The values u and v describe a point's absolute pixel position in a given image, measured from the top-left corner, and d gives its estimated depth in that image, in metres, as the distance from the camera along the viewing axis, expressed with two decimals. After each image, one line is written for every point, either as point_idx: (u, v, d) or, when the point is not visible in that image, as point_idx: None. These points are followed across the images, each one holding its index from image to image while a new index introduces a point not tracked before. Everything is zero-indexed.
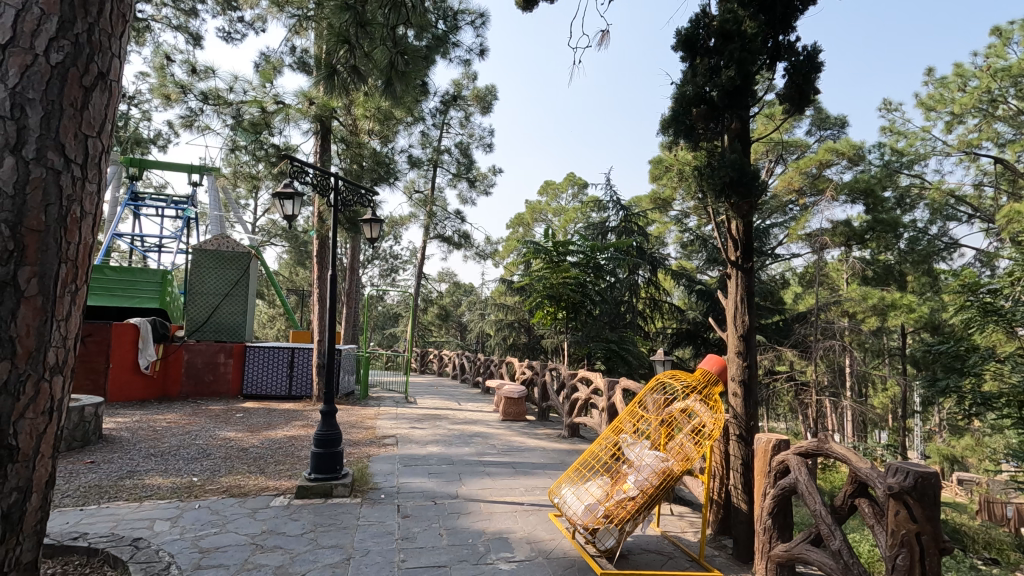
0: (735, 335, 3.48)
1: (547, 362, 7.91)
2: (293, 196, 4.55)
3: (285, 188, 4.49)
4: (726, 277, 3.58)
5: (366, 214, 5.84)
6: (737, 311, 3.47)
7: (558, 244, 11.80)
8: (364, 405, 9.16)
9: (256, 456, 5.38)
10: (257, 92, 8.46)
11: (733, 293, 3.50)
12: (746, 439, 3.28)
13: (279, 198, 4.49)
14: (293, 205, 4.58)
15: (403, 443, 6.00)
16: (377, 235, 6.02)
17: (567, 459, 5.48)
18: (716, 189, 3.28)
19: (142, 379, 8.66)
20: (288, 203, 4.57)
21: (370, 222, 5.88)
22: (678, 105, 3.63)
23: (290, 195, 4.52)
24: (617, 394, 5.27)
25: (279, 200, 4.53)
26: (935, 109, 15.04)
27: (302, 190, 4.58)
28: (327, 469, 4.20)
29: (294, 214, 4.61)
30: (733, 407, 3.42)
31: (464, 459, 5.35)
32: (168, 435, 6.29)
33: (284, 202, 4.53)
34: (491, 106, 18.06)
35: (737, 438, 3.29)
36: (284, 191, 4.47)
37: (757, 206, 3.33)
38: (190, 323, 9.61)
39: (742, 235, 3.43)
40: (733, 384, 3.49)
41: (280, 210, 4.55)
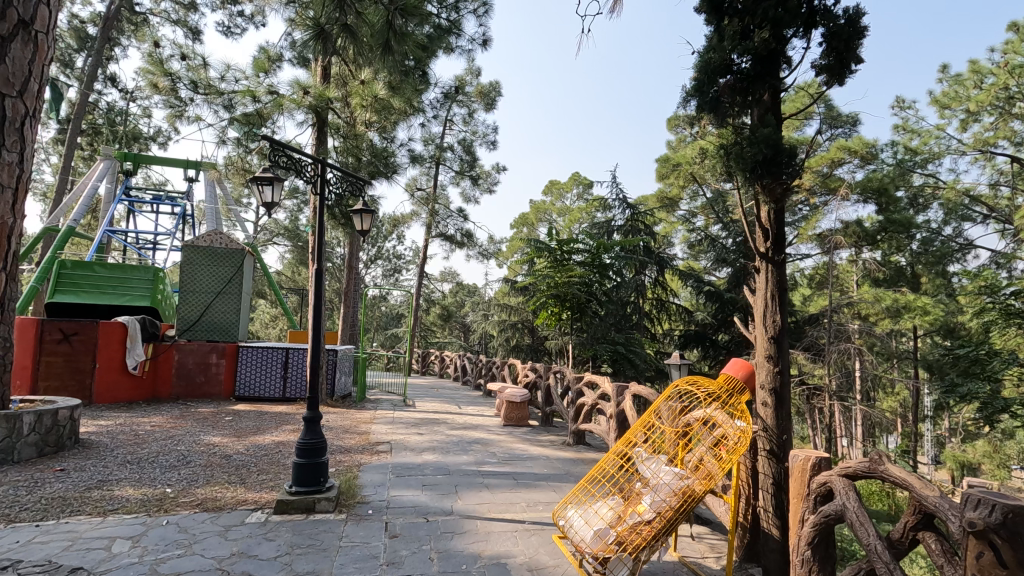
0: (765, 337, 3.11)
1: (551, 365, 7.53)
2: (274, 182, 4.12)
3: (263, 171, 4.07)
4: (755, 271, 3.21)
5: (358, 206, 5.44)
6: (768, 309, 3.11)
7: (562, 242, 11.45)
8: (361, 407, 8.81)
9: (240, 463, 5.02)
10: (249, 81, 8.10)
11: (763, 289, 3.14)
12: (776, 455, 2.93)
13: (255, 183, 4.06)
14: (274, 192, 4.15)
15: (398, 450, 5.63)
16: (369, 227, 5.64)
17: (573, 469, 5.09)
18: (746, 170, 2.90)
19: (130, 379, 8.34)
20: (267, 190, 4.15)
21: (364, 214, 5.49)
22: (700, 77, 3.27)
23: (268, 179, 4.08)
24: (629, 400, 4.85)
25: (256, 184, 4.09)
26: (950, 107, 14.51)
27: (283, 174, 4.15)
28: (310, 480, 3.84)
29: (273, 201, 4.17)
30: (762, 418, 3.04)
31: (462, 469, 4.97)
32: (150, 440, 5.95)
33: (262, 188, 4.10)
34: (495, 102, 17.69)
35: (767, 454, 2.92)
36: (262, 175, 4.04)
37: (792, 189, 2.96)
38: (182, 322, 9.23)
39: (773, 224, 3.08)
40: (762, 393, 3.13)
41: (257, 196, 4.11)
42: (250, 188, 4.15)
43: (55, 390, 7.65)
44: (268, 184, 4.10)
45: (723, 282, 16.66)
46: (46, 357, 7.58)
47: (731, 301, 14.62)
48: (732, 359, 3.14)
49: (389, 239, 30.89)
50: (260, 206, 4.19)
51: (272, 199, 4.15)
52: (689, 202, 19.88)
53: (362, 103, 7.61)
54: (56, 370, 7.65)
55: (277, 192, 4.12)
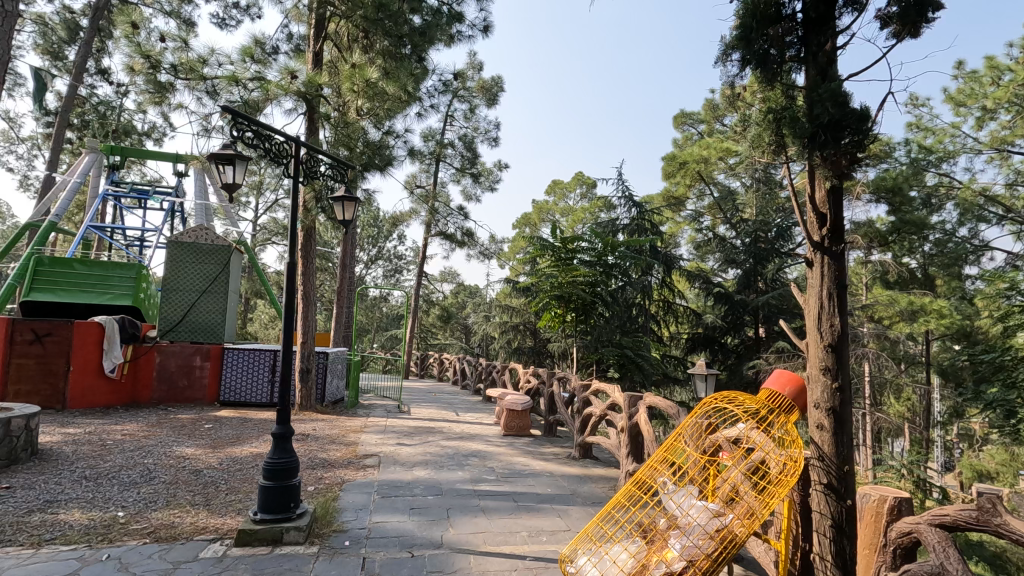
0: (819, 345, 2.64)
1: (555, 370, 7.02)
2: (235, 161, 3.57)
3: (223, 147, 3.53)
4: (808, 264, 2.77)
5: (340, 192, 4.86)
6: (825, 310, 2.64)
7: (568, 240, 10.95)
8: (353, 414, 8.29)
9: (209, 480, 4.50)
10: (235, 67, 7.62)
11: (819, 285, 2.68)
12: (835, 490, 2.44)
13: (213, 161, 3.52)
14: (236, 172, 3.60)
15: (386, 465, 5.11)
16: (351, 217, 5.05)
17: (580, 489, 4.56)
18: (803, 137, 2.54)
19: (107, 383, 7.85)
20: (228, 169, 3.61)
21: (346, 201, 4.92)
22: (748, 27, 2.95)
23: (229, 158, 3.54)
24: (645, 412, 4.32)
25: (214, 163, 3.56)
26: (965, 104, 13.77)
27: (247, 152, 3.61)
28: (278, 506, 3.32)
29: (235, 183, 3.63)
30: (817, 443, 2.57)
31: (456, 489, 4.44)
32: (117, 451, 5.44)
33: (220, 168, 3.55)
34: (498, 97, 17.21)
35: (824, 490, 2.44)
36: (220, 153, 3.50)
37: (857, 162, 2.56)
38: (163, 322, 8.71)
39: (830, 206, 2.69)
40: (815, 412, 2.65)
41: (215, 176, 3.57)
42: (207, 166, 3.61)
43: (26, 394, 7.21)
44: (228, 163, 3.56)
45: (731, 284, 16.12)
46: (17, 359, 7.16)
47: (742, 303, 14.11)
48: (774, 370, 2.68)
49: (390, 238, 30.44)
50: (221, 189, 3.65)
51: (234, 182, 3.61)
52: (696, 201, 19.37)
53: (352, 89, 7.10)
54: (28, 373, 7.22)
55: (239, 173, 3.57)
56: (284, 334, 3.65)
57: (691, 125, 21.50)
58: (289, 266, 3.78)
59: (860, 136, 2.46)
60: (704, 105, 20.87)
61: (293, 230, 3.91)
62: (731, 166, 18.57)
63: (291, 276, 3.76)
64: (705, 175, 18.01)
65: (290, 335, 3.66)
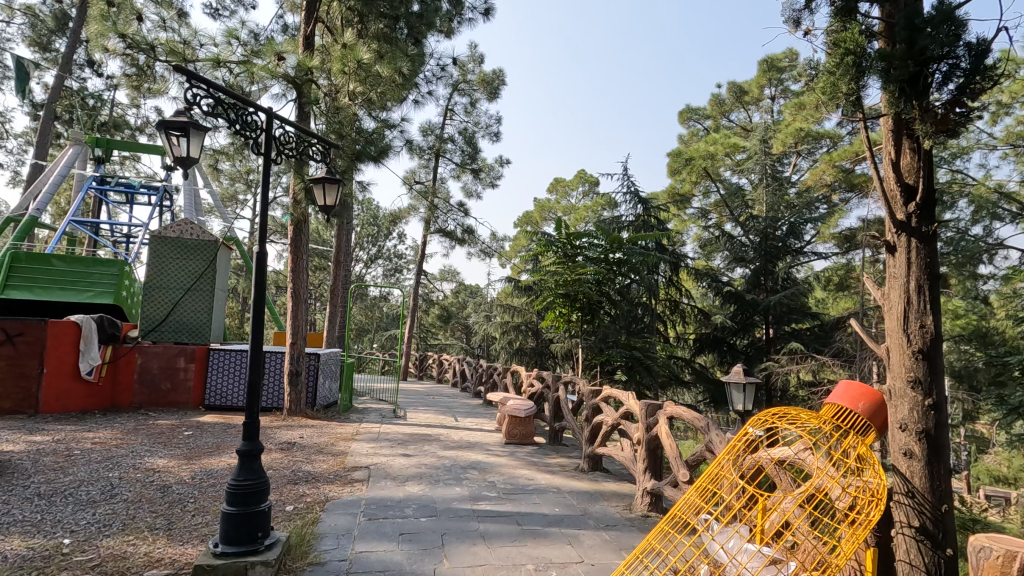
0: (907, 352, 2.49)
1: (560, 374, 6.55)
2: (190, 130, 3.18)
3: (176, 114, 3.13)
4: (890, 249, 2.67)
5: (318, 173, 4.31)
6: (918, 311, 2.50)
7: (572, 236, 10.47)
8: (346, 419, 7.81)
9: (177, 498, 4.03)
10: (221, 49, 7.16)
11: (910, 278, 2.54)
12: (930, 536, 2.27)
13: (165, 131, 3.12)
14: (191, 145, 3.21)
15: (375, 480, 4.62)
16: (333, 202, 4.45)
17: (591, 508, 4.07)
18: (903, 79, 2.45)
19: (84, 386, 7.37)
20: (182, 141, 3.22)
21: (327, 184, 4.37)
22: None
23: (182, 127, 3.15)
24: (667, 424, 3.82)
25: (166, 134, 3.15)
26: None
27: (202, 121, 3.20)
28: (243, 537, 2.83)
29: (190, 158, 3.24)
30: (907, 476, 2.42)
31: (453, 508, 3.96)
32: (83, 462, 4.96)
33: (172, 138, 3.14)
34: (499, 91, 16.74)
35: (923, 537, 2.27)
36: (173, 121, 3.10)
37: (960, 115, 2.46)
38: (145, 322, 8.24)
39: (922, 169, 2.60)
40: (901, 437, 2.48)
41: (167, 149, 3.17)
42: (157, 137, 3.21)
43: None
44: (181, 133, 3.16)
45: (740, 284, 15.64)
46: None
47: (752, 303, 13.69)
48: (842, 380, 2.22)
49: (389, 237, 30.01)
50: (175, 163, 3.25)
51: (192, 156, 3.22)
52: (703, 198, 18.89)
53: (343, 71, 6.63)
54: None
55: (194, 145, 3.17)
56: (253, 333, 3.19)
57: (697, 121, 21.05)
58: (256, 255, 3.29)
59: (973, 76, 2.35)
60: (710, 100, 20.41)
61: (261, 214, 3.42)
62: (738, 163, 18.12)
63: (259, 269, 3.27)
64: (712, 171, 17.55)
65: (259, 335, 3.19)
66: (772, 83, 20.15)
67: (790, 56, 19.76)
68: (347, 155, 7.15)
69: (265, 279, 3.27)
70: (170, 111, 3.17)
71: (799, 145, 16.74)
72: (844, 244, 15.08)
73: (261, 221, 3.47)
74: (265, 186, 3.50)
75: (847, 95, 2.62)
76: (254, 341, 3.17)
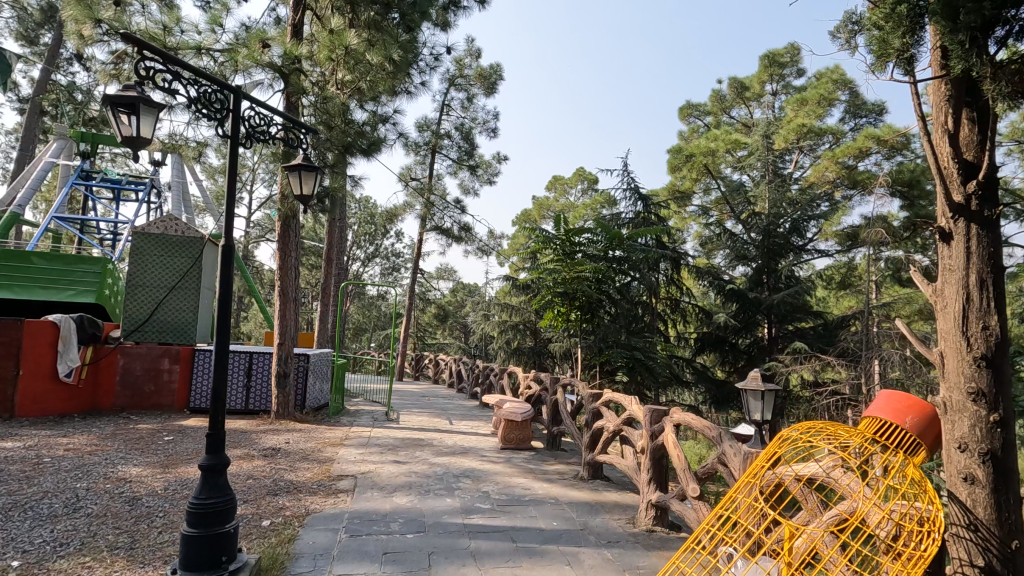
0: (966, 359, 2.30)
1: (559, 376, 6.26)
2: (139, 108, 3.11)
3: (123, 90, 3.07)
4: (943, 232, 2.46)
5: (296, 161, 4.04)
6: (977, 314, 2.30)
7: (571, 232, 10.17)
8: (336, 422, 7.52)
9: (145, 513, 3.73)
10: (204, 37, 6.87)
11: (971, 273, 2.35)
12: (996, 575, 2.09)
13: (113, 109, 3.06)
14: (141, 124, 3.15)
15: (361, 490, 4.33)
16: (312, 192, 4.14)
17: (592, 522, 3.78)
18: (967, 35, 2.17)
19: (62, 388, 7.07)
20: (133, 120, 3.16)
21: (305, 171, 4.08)
22: None
23: (130, 104, 3.08)
24: (673, 432, 3.49)
25: (115, 111, 3.09)
26: None
27: (151, 97, 3.13)
28: (205, 561, 2.54)
29: (141, 137, 3.17)
30: (969, 504, 2.24)
31: (442, 523, 3.67)
32: (52, 470, 4.67)
33: (120, 116, 3.09)
34: (496, 85, 16.45)
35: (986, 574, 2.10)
36: (120, 97, 3.04)
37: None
38: (127, 322, 7.87)
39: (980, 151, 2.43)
40: (960, 458, 2.29)
41: (116, 128, 3.11)
42: (108, 116, 3.16)
43: None
44: (129, 111, 3.10)
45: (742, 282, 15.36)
46: None
47: (755, 301, 13.43)
48: (882, 390, 1.94)
49: (387, 236, 29.70)
50: (126, 143, 3.19)
51: (145, 135, 3.16)
52: (704, 195, 18.62)
53: (330, 57, 6.33)
54: None
55: (143, 123, 3.11)
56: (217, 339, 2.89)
57: (697, 117, 20.77)
58: (223, 248, 2.99)
59: None
60: (710, 96, 20.14)
61: (228, 201, 3.14)
62: (739, 159, 17.86)
63: (225, 261, 2.97)
64: (713, 168, 17.28)
65: (223, 341, 2.89)
66: (773, 78, 19.88)
67: (791, 51, 19.49)
68: (336, 146, 6.85)
69: (231, 278, 2.97)
70: (118, 88, 3.11)
71: (802, 141, 16.48)
72: (847, 241, 14.82)
73: (225, 211, 3.17)
74: (231, 170, 3.22)
75: (899, 53, 2.42)
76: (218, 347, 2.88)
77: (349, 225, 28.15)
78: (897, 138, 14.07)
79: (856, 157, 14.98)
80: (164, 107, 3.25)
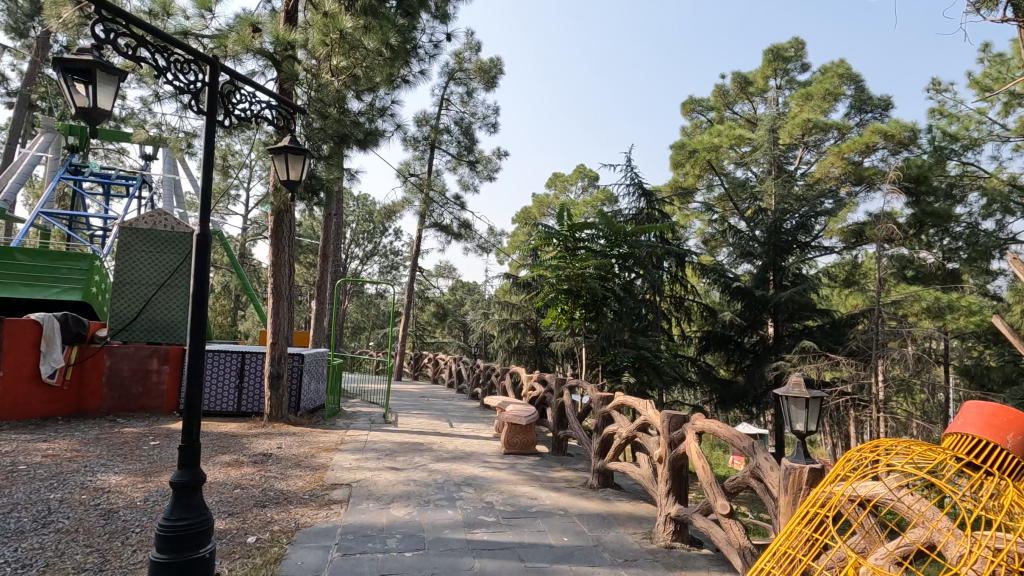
0: None
1: (564, 377, 5.97)
2: (96, 75, 2.84)
3: (78, 54, 2.79)
4: None
5: (281, 143, 3.74)
6: None
7: (574, 228, 9.87)
8: (331, 425, 7.22)
9: (120, 528, 3.43)
10: (193, 22, 6.58)
11: None
12: None
13: (65, 75, 2.78)
14: (100, 94, 2.87)
15: (355, 501, 4.03)
16: (299, 177, 3.85)
17: (606, 537, 3.48)
18: None
19: (45, 390, 6.76)
20: (90, 90, 2.88)
21: (291, 154, 3.79)
22: None
23: (85, 70, 2.81)
24: (696, 442, 3.19)
25: (68, 80, 2.81)
26: (992, 89, 12.79)
27: (109, 63, 2.86)
28: None
29: (97, 108, 2.88)
30: None
31: (444, 539, 3.37)
32: (25, 479, 4.37)
33: (76, 85, 2.81)
34: (496, 80, 16.16)
35: None
36: (72, 61, 2.76)
37: None
38: (115, 321, 7.58)
39: None
40: None
41: (67, 97, 2.82)
42: (60, 86, 2.87)
43: None
44: (85, 79, 2.82)
45: (746, 280, 15.09)
46: None
47: (762, 299, 13.16)
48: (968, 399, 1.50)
49: (385, 233, 29.41)
50: (79, 117, 2.89)
51: (103, 107, 2.88)
52: (707, 192, 18.35)
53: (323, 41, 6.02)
54: None
55: (99, 92, 2.83)
56: (189, 342, 2.62)
57: (700, 112, 20.50)
58: (199, 239, 2.71)
59: None
60: (713, 91, 19.85)
61: (205, 184, 2.84)
62: (743, 155, 17.57)
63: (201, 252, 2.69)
64: (716, 164, 17.01)
65: (197, 344, 2.62)
66: (777, 73, 19.60)
67: (796, 45, 19.21)
68: (331, 135, 6.55)
69: (207, 272, 2.69)
70: (71, 53, 2.83)
71: (807, 136, 16.21)
72: (853, 238, 14.55)
73: (203, 194, 2.87)
74: (208, 149, 2.94)
75: None
76: (192, 351, 2.61)
77: (347, 222, 27.86)
78: (905, 132, 13.81)
79: (863, 152, 14.72)
80: (124, 77, 2.97)
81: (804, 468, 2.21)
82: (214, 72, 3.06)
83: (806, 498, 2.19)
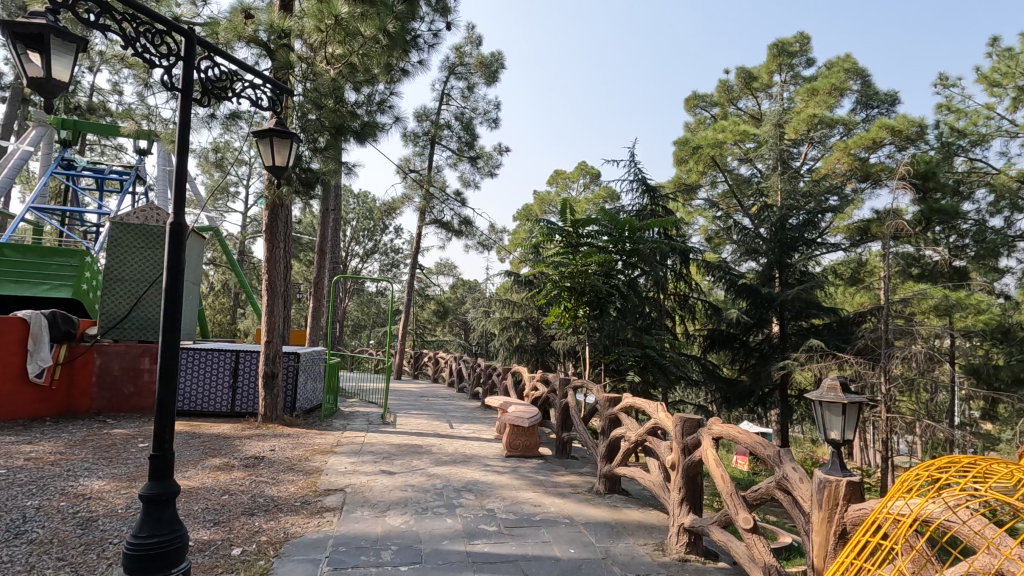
0: None
1: (568, 377, 5.75)
2: (49, 42, 2.63)
3: (30, 20, 2.58)
4: None
5: (267, 126, 3.51)
6: None
7: (577, 223, 9.65)
8: (327, 426, 7.02)
9: (97, 539, 3.21)
10: (183, 9, 6.35)
11: None
12: None
13: (13, 42, 2.57)
14: (54, 64, 2.67)
15: (349, 509, 3.81)
16: (285, 162, 3.64)
17: (614, 549, 3.27)
18: None
19: (33, 390, 6.54)
20: (43, 60, 2.68)
21: (278, 138, 3.56)
22: None
23: (37, 36, 2.59)
24: (713, 449, 2.96)
25: (18, 48, 2.60)
26: (1002, 83, 12.56)
27: (64, 30, 2.66)
28: None
29: (50, 79, 2.68)
30: None
31: (442, 552, 3.15)
32: (3, 485, 4.16)
33: (27, 54, 2.61)
34: (497, 74, 15.92)
35: None
36: (22, 26, 2.55)
37: None
38: (105, 318, 7.35)
39: None
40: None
41: (18, 67, 2.62)
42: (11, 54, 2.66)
43: None
44: (38, 48, 2.62)
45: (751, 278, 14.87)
46: None
47: (768, 297, 12.92)
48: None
49: (385, 231, 29.18)
50: (33, 89, 2.69)
51: (59, 78, 2.69)
52: (710, 188, 18.10)
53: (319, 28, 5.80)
54: None
55: (50, 60, 2.63)
56: (163, 338, 2.40)
57: (704, 108, 20.25)
58: (173, 228, 2.47)
59: None
60: (717, 86, 19.59)
61: (174, 166, 2.59)
62: (748, 151, 17.33)
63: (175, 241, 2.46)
64: (720, 160, 16.77)
65: (170, 340, 2.38)
66: (782, 68, 19.34)
67: (800, 40, 18.96)
68: (327, 126, 6.31)
69: (182, 261, 2.46)
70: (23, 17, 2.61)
71: (812, 132, 15.97)
72: (859, 235, 14.32)
73: (176, 170, 2.64)
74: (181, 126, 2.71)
75: None
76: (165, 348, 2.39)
77: (347, 220, 27.66)
78: (913, 128, 13.57)
79: (869, 148, 14.49)
80: (83, 45, 2.75)
81: (840, 482, 1.99)
82: (188, 43, 2.86)
83: (843, 515, 1.96)
